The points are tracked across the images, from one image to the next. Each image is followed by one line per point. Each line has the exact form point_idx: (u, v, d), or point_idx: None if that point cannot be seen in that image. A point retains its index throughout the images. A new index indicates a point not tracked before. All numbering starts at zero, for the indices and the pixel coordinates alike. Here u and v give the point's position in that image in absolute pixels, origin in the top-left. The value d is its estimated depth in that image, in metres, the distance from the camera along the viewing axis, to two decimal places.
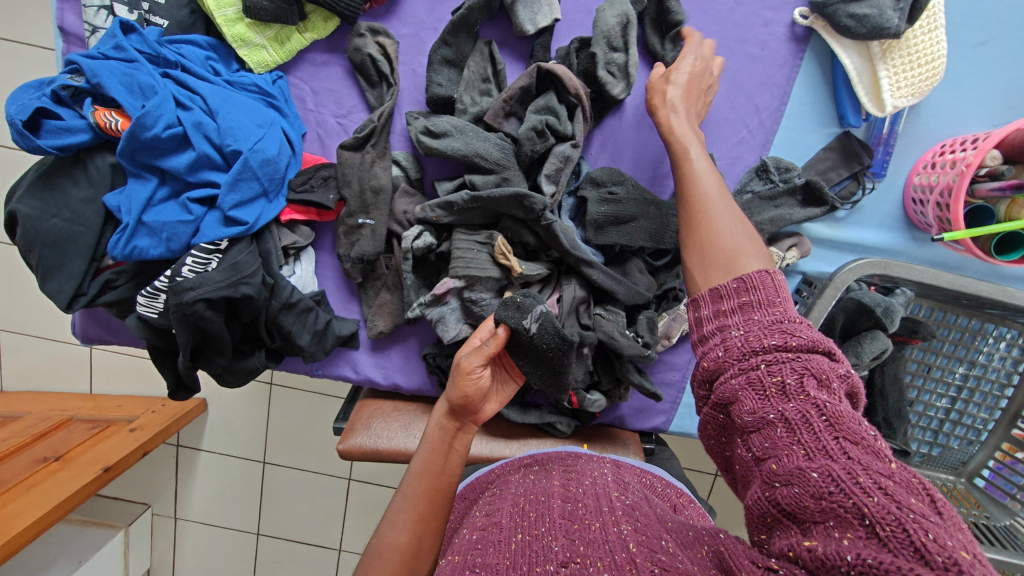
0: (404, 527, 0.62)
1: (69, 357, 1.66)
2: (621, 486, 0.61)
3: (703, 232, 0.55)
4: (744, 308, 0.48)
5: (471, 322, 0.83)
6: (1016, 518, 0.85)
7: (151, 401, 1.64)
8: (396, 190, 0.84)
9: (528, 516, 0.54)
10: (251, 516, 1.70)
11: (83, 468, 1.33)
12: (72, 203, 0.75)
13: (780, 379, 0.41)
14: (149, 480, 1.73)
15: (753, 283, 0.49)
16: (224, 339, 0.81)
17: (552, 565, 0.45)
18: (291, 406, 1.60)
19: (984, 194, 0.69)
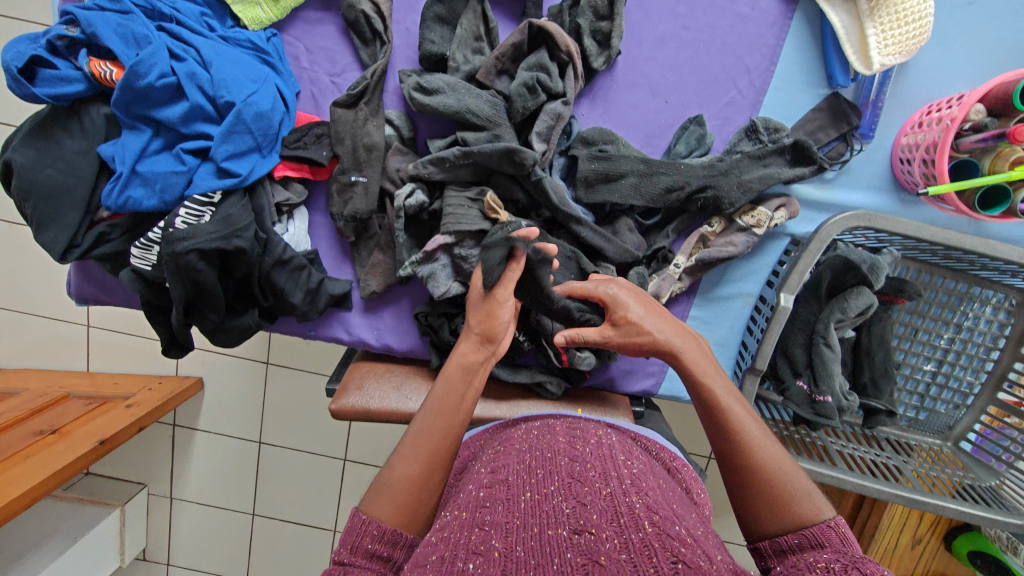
0: (413, 460, 0.60)
1: (65, 334, 1.67)
2: (626, 450, 0.63)
3: (756, 480, 0.55)
4: (798, 541, 0.50)
5: (462, 280, 0.85)
6: (1002, 478, 0.86)
7: (148, 379, 1.64)
8: (389, 149, 0.85)
9: (537, 474, 0.55)
10: (246, 495, 1.71)
11: (79, 440, 1.34)
12: (67, 154, 0.75)
13: (821, 562, 0.44)
14: (145, 458, 1.74)
15: (817, 539, 0.49)
16: (219, 294, 0.82)
17: (564, 531, 0.45)
18: (289, 384, 1.61)
19: (968, 147, 0.70)
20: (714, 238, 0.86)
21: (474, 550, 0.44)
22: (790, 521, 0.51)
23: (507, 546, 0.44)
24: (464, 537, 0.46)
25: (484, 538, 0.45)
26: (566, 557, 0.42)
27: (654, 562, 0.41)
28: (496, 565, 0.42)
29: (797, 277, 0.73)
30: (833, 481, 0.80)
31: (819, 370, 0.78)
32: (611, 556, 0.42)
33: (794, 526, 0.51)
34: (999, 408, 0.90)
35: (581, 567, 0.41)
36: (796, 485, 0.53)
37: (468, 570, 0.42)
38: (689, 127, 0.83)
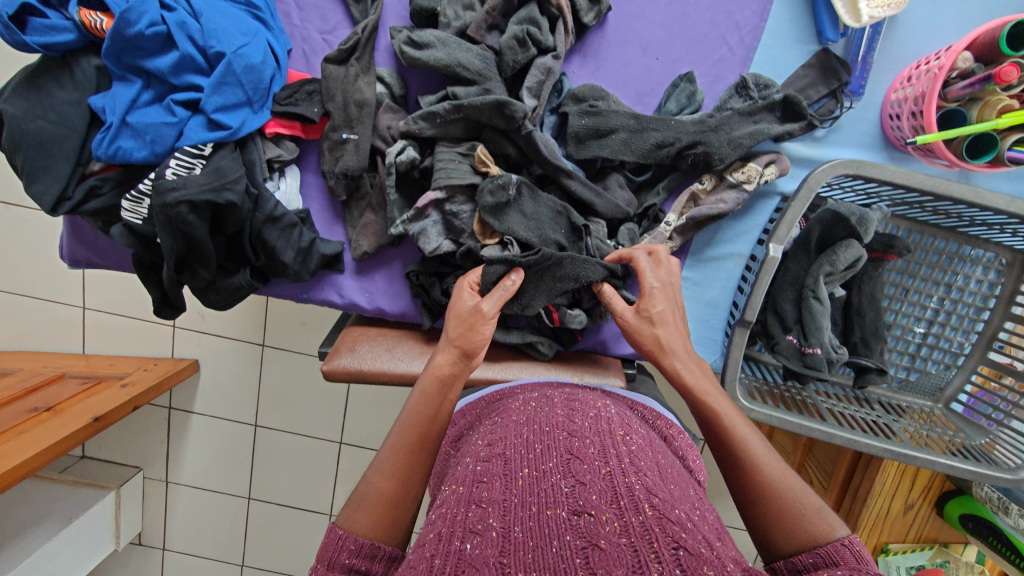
0: (388, 475, 0.59)
1: (60, 316, 1.66)
2: (625, 423, 0.61)
3: (767, 498, 0.54)
4: (812, 561, 0.48)
5: (453, 237, 0.85)
6: (991, 436, 0.86)
7: (144, 360, 1.64)
8: (379, 106, 0.86)
9: (535, 449, 0.53)
10: (242, 478, 1.70)
11: (76, 415, 1.34)
12: (58, 105, 0.76)
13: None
14: (141, 441, 1.72)
15: (832, 558, 0.47)
16: (210, 251, 0.82)
17: (563, 511, 0.44)
18: (286, 367, 1.59)
19: (956, 94, 0.70)
20: (705, 196, 0.86)
21: (472, 528, 0.43)
22: (802, 539, 0.50)
23: (504, 525, 0.43)
24: (462, 514, 0.45)
25: (482, 516, 0.44)
26: (566, 538, 0.41)
27: (655, 548, 0.40)
28: (494, 546, 0.41)
29: (786, 227, 0.74)
30: (822, 435, 0.81)
31: (808, 324, 0.78)
32: (612, 540, 0.41)
33: (809, 545, 0.50)
34: (990, 368, 0.90)
35: (581, 550, 0.40)
36: (807, 503, 0.53)
37: (466, 549, 0.40)
38: (679, 85, 0.83)
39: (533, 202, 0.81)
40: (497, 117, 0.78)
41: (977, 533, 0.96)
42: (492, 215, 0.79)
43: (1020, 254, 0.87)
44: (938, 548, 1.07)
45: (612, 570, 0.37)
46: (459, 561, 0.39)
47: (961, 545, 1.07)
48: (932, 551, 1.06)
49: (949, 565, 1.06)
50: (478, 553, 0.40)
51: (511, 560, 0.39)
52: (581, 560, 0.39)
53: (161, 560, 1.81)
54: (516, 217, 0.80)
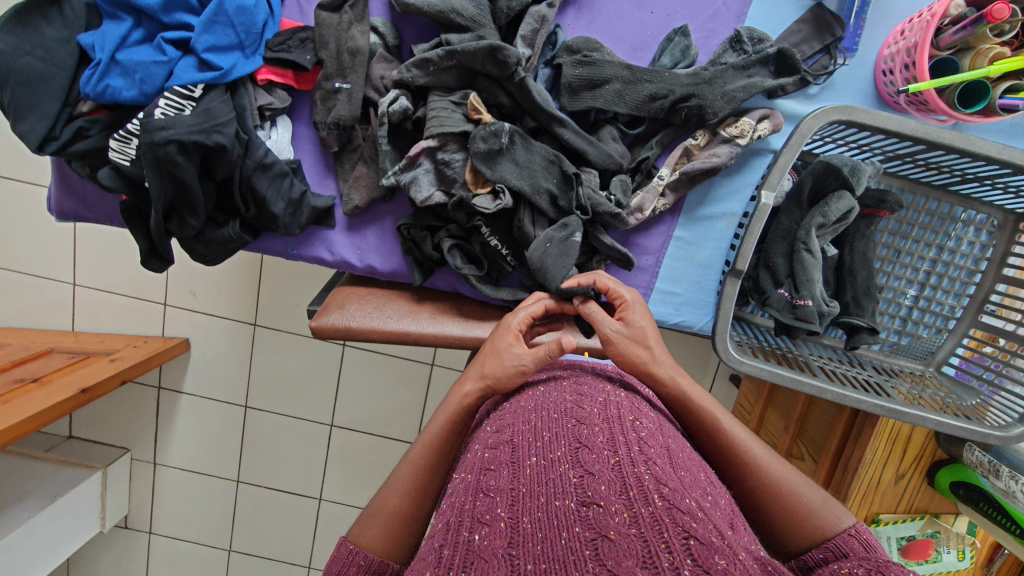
0: (401, 493, 0.60)
1: (48, 290, 1.58)
2: (636, 408, 0.58)
3: (775, 501, 0.57)
4: (823, 552, 0.53)
5: (444, 188, 0.84)
6: (981, 397, 0.86)
7: (135, 337, 1.55)
8: (373, 56, 0.85)
9: (543, 436, 0.51)
10: (231, 462, 1.62)
11: (61, 386, 1.26)
12: (47, 42, 0.75)
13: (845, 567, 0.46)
14: (126, 422, 1.63)
15: (841, 549, 0.52)
16: (198, 196, 0.81)
17: (572, 502, 0.44)
18: (280, 350, 1.53)
19: (949, 40, 0.70)
20: (699, 152, 0.86)
21: (480, 519, 0.43)
22: (814, 536, 0.55)
23: (512, 516, 0.43)
24: (470, 503, 0.46)
25: (489, 506, 0.45)
26: (575, 530, 0.41)
27: (665, 538, 0.40)
28: (503, 537, 0.41)
29: (778, 174, 0.74)
30: (812, 388, 0.80)
31: (799, 276, 0.78)
32: (622, 531, 0.41)
33: (819, 539, 0.54)
34: (982, 331, 0.89)
35: (590, 542, 0.40)
36: (812, 499, 0.57)
37: (474, 540, 0.41)
38: (673, 39, 0.83)
39: (526, 151, 0.81)
40: (489, 63, 0.78)
41: (968, 499, 0.94)
42: (485, 162, 0.79)
43: (1010, 216, 0.88)
44: (929, 518, 1.05)
45: (621, 563, 0.38)
46: (467, 552, 0.40)
47: (951, 516, 1.04)
48: (923, 521, 1.05)
49: (939, 536, 1.05)
50: (487, 545, 0.41)
51: (520, 552, 0.40)
52: (590, 552, 0.39)
53: (147, 545, 1.71)
54: (509, 165, 0.80)
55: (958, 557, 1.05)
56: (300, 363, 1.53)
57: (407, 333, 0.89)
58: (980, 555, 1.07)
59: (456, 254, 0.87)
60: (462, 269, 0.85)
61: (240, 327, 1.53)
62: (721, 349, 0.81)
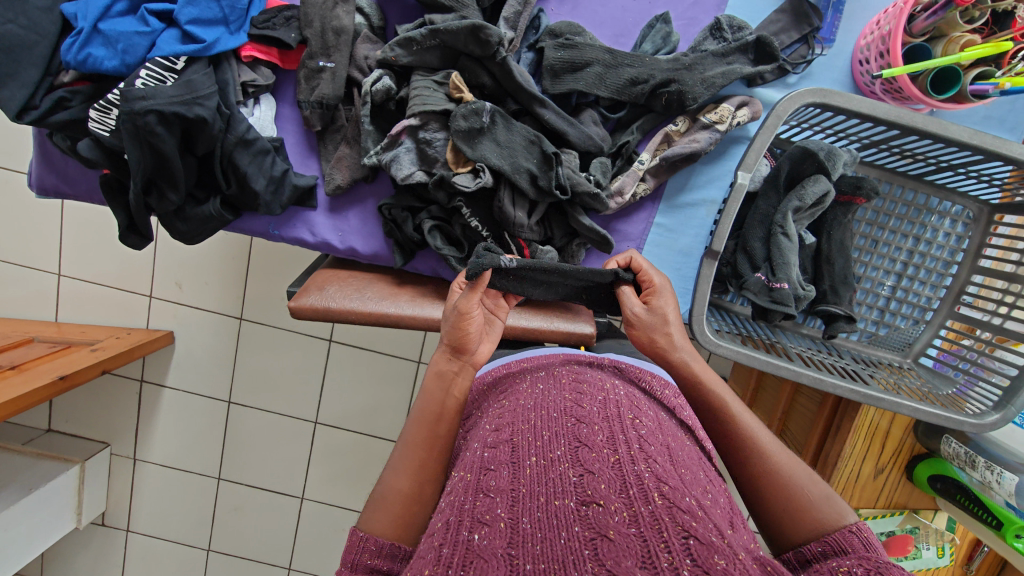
0: (404, 472, 0.59)
1: (31, 280, 1.56)
2: (635, 407, 0.56)
3: (777, 488, 0.57)
4: (824, 547, 0.50)
5: (426, 168, 0.84)
6: (956, 387, 0.86)
7: (118, 329, 1.53)
8: (357, 37, 0.86)
9: (542, 436, 0.50)
10: (212, 459, 1.59)
11: (39, 373, 1.23)
12: (30, 11, 0.76)
13: (845, 567, 0.44)
14: (106, 416, 1.61)
15: (840, 545, 0.49)
16: (178, 169, 0.80)
17: (571, 501, 0.43)
18: (263, 343, 1.51)
19: (921, 26, 0.71)
20: (679, 138, 0.87)
21: (480, 518, 0.42)
22: (812, 527, 0.53)
23: (513, 517, 0.42)
24: (470, 503, 0.44)
25: (490, 506, 0.43)
26: (574, 530, 0.40)
27: (665, 537, 0.39)
28: (503, 537, 0.40)
29: (754, 156, 0.74)
30: (789, 373, 0.80)
31: (776, 259, 0.80)
32: (621, 530, 0.40)
33: (818, 534, 0.52)
34: (960, 323, 0.89)
35: (590, 542, 0.39)
36: (816, 493, 0.55)
37: (475, 540, 0.40)
38: (655, 25, 0.84)
39: (506, 130, 0.82)
40: (470, 41, 0.78)
41: (945, 493, 0.94)
42: (467, 141, 0.80)
43: (986, 207, 0.89)
44: (908, 513, 1.04)
45: (620, 563, 0.37)
46: (468, 552, 0.39)
47: (930, 512, 1.04)
48: (902, 517, 1.04)
49: (918, 532, 1.04)
50: (487, 545, 0.39)
51: (520, 551, 0.39)
52: (589, 552, 0.39)
53: (124, 543, 1.67)
54: (490, 145, 0.81)
55: (938, 554, 1.04)
56: (284, 356, 1.51)
57: (385, 314, 0.86)
58: (959, 552, 1.06)
59: (437, 234, 0.86)
60: (442, 250, 0.85)
61: (224, 320, 1.51)
62: (699, 333, 0.81)
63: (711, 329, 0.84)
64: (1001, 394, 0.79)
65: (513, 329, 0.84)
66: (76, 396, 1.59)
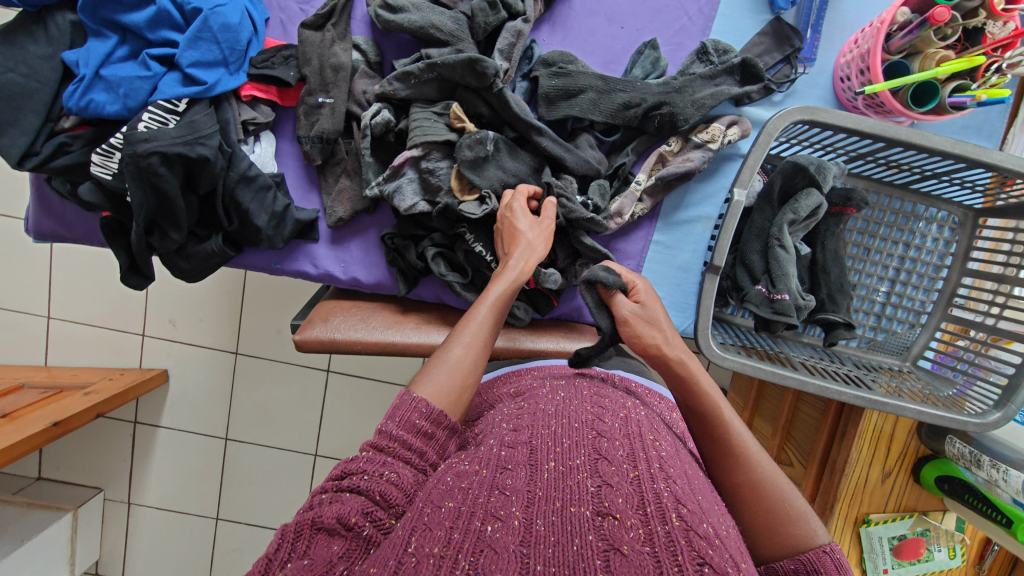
0: (470, 348, 0.61)
1: (20, 325, 1.53)
2: (654, 428, 0.57)
3: (755, 496, 0.54)
4: (794, 564, 0.50)
5: (428, 197, 0.85)
6: (958, 388, 0.88)
7: (111, 370, 1.51)
8: (355, 73, 0.87)
9: (563, 442, 0.50)
10: (210, 500, 1.55)
11: (30, 421, 1.20)
12: (30, 59, 0.77)
13: None
14: (101, 460, 1.57)
15: (814, 565, 0.49)
16: (180, 208, 0.81)
17: (587, 510, 0.43)
18: (261, 377, 1.50)
19: (898, 44, 0.75)
20: (672, 158, 0.89)
21: (494, 513, 0.42)
22: (786, 544, 0.52)
23: (527, 515, 0.42)
24: (484, 497, 0.44)
25: (504, 502, 0.43)
26: (588, 538, 0.41)
27: (679, 561, 0.39)
28: (515, 533, 0.41)
29: (748, 173, 0.77)
30: (794, 382, 0.82)
31: (775, 271, 0.82)
32: (635, 547, 0.40)
33: (791, 551, 0.51)
34: (956, 324, 0.92)
35: (602, 552, 0.40)
36: (795, 507, 0.53)
37: (487, 530, 0.41)
38: (644, 51, 0.88)
39: (511, 158, 0.84)
40: (467, 74, 0.80)
41: (954, 494, 0.94)
42: (472, 168, 0.82)
43: (970, 212, 0.92)
44: (919, 516, 1.04)
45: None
46: (479, 540, 0.40)
47: (939, 513, 1.04)
48: (912, 519, 1.04)
49: (929, 534, 1.04)
50: (499, 538, 0.40)
51: (532, 552, 0.39)
52: (600, 563, 0.39)
53: None
54: (494, 172, 0.83)
55: (949, 555, 1.05)
56: (283, 390, 1.50)
57: (391, 343, 0.86)
58: (970, 552, 1.06)
59: (440, 262, 0.88)
60: (446, 277, 0.86)
61: (220, 356, 1.50)
62: (704, 346, 0.82)
63: (716, 342, 0.86)
64: (1001, 393, 0.81)
65: (519, 351, 0.84)
66: (69, 441, 1.55)
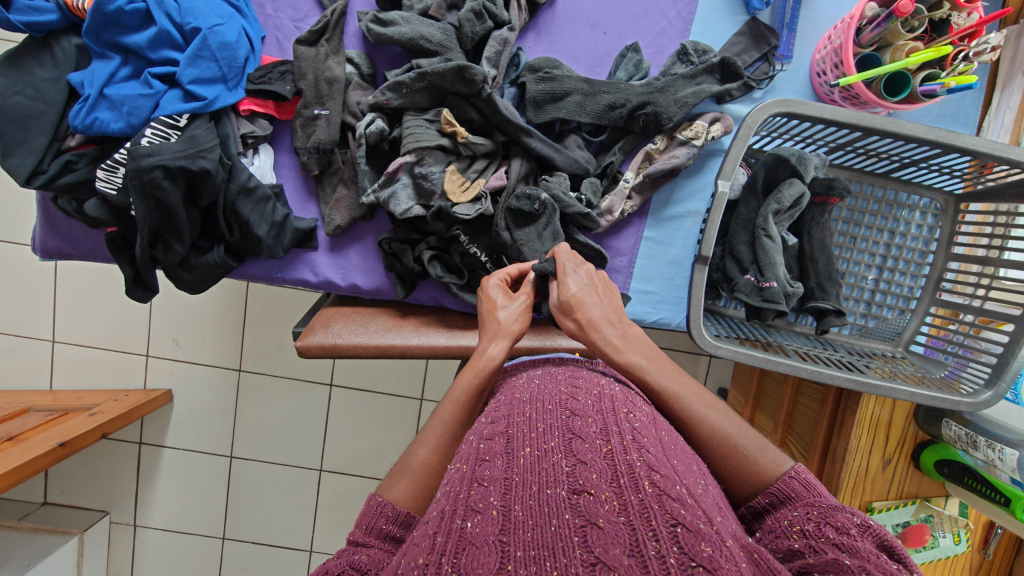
0: (436, 449, 0.59)
1: (26, 349, 1.55)
2: (629, 401, 0.58)
3: (718, 453, 0.57)
4: (768, 498, 0.53)
5: (423, 202, 0.88)
6: (948, 369, 0.89)
7: (116, 391, 1.52)
8: (349, 85, 0.91)
9: (538, 427, 0.52)
10: (216, 518, 1.55)
11: (37, 442, 1.21)
12: (37, 82, 0.80)
13: (798, 526, 0.47)
14: (106, 482, 1.57)
15: (784, 494, 0.52)
16: (183, 221, 0.83)
17: (563, 491, 0.44)
18: (265, 392, 1.51)
19: (868, 37, 0.78)
20: (659, 156, 0.91)
21: (473, 507, 0.43)
22: (757, 482, 0.54)
23: (505, 504, 0.43)
24: (464, 492, 0.45)
25: (483, 495, 0.44)
26: (564, 517, 0.41)
27: (653, 526, 0.40)
28: (495, 524, 0.41)
29: (731, 165, 0.79)
30: (787, 368, 0.83)
31: (762, 261, 0.84)
32: (611, 518, 0.41)
33: (763, 487, 0.54)
34: (943, 309, 0.94)
35: (579, 529, 0.40)
36: (751, 446, 0.56)
37: (468, 528, 0.41)
38: (626, 55, 0.91)
39: (550, 223, 0.86)
40: (456, 82, 0.83)
41: (953, 477, 0.95)
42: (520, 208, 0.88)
43: (951, 197, 0.95)
44: (921, 502, 1.04)
45: (609, 550, 0.38)
46: (460, 539, 0.40)
47: (942, 499, 1.04)
48: (915, 506, 1.04)
49: (933, 521, 1.03)
50: (479, 532, 0.40)
51: (512, 538, 0.40)
52: (579, 539, 0.39)
53: None
54: (532, 232, 0.87)
55: (955, 541, 1.04)
56: (286, 404, 1.51)
57: (391, 346, 0.88)
58: (975, 538, 1.06)
59: (436, 264, 0.90)
60: (442, 278, 0.89)
61: (223, 373, 1.51)
62: (697, 336, 0.84)
63: (709, 333, 0.87)
64: (991, 371, 0.83)
65: (515, 350, 0.85)
66: (73, 465, 1.55)
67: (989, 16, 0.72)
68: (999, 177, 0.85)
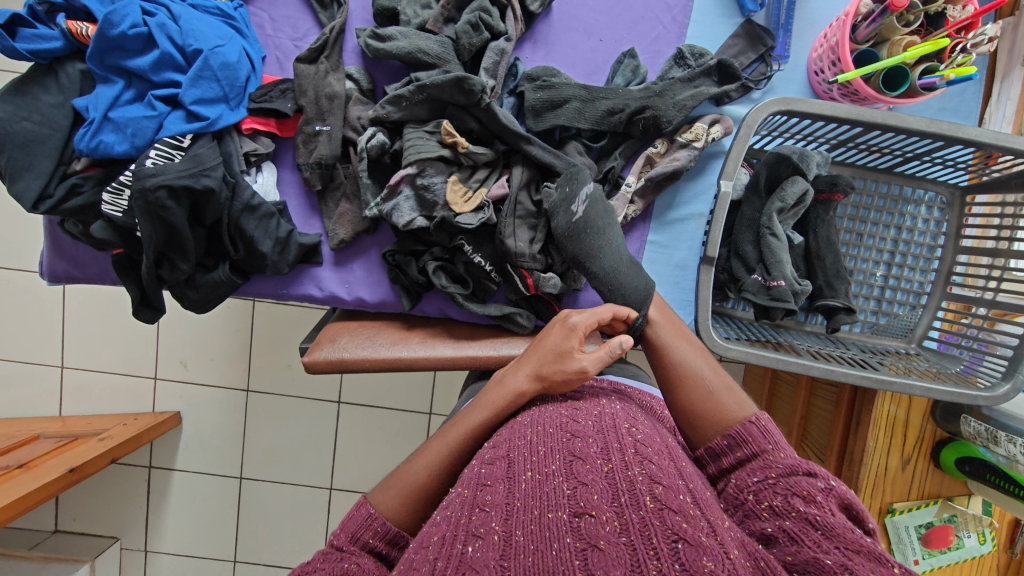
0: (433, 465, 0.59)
1: (35, 377, 1.55)
2: (630, 417, 0.57)
3: (687, 385, 0.62)
4: (733, 455, 0.54)
5: (426, 213, 0.88)
6: (965, 364, 0.87)
7: (124, 416, 1.51)
8: (349, 100, 0.92)
9: (538, 451, 0.50)
10: (227, 541, 1.54)
11: (47, 470, 1.20)
12: (43, 107, 0.81)
13: (767, 504, 0.47)
14: (116, 508, 1.55)
15: (742, 437, 0.55)
16: (190, 240, 0.84)
17: (564, 513, 0.43)
18: (273, 412, 1.50)
19: (864, 33, 0.79)
20: (660, 159, 0.92)
21: (474, 532, 0.42)
22: (719, 419, 0.58)
23: (506, 530, 0.42)
24: (465, 517, 0.44)
25: (484, 519, 0.43)
26: (566, 541, 0.40)
27: (653, 544, 0.40)
28: (496, 549, 0.40)
29: (732, 165, 0.79)
30: (799, 367, 0.82)
31: (769, 259, 0.84)
32: (611, 540, 0.40)
33: (725, 427, 0.57)
34: (953, 301, 0.93)
35: (580, 552, 0.40)
36: (719, 387, 0.61)
37: (468, 552, 0.40)
38: (623, 60, 0.92)
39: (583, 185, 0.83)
40: (455, 92, 0.84)
41: (975, 475, 0.93)
42: (527, 222, 0.89)
43: (957, 190, 0.94)
44: (943, 502, 1.01)
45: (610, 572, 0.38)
46: (460, 564, 0.39)
47: (964, 498, 1.02)
48: (938, 506, 1.01)
49: (957, 521, 1.01)
50: (479, 556, 0.39)
51: (512, 563, 0.39)
52: (579, 562, 0.39)
53: None
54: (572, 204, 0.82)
55: (980, 540, 1.02)
56: (294, 423, 1.50)
57: (398, 359, 0.87)
58: (1001, 537, 1.04)
59: (441, 275, 0.90)
60: (447, 288, 0.88)
61: (231, 394, 1.51)
62: (706, 338, 0.83)
63: (719, 334, 0.86)
64: (1008, 363, 0.81)
65: None
66: (83, 491, 1.54)
67: (985, 7, 0.72)
68: (1005, 166, 0.84)
